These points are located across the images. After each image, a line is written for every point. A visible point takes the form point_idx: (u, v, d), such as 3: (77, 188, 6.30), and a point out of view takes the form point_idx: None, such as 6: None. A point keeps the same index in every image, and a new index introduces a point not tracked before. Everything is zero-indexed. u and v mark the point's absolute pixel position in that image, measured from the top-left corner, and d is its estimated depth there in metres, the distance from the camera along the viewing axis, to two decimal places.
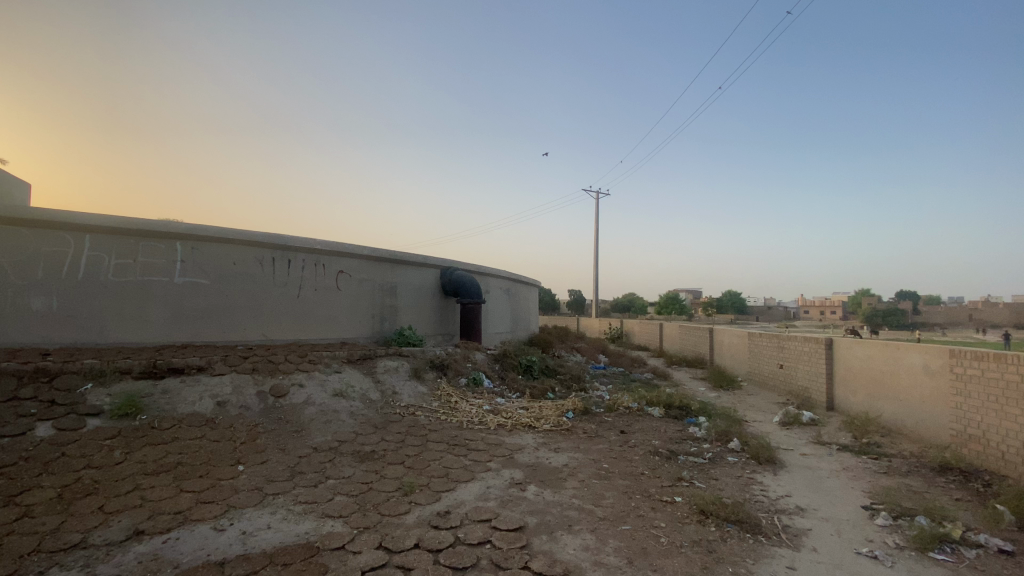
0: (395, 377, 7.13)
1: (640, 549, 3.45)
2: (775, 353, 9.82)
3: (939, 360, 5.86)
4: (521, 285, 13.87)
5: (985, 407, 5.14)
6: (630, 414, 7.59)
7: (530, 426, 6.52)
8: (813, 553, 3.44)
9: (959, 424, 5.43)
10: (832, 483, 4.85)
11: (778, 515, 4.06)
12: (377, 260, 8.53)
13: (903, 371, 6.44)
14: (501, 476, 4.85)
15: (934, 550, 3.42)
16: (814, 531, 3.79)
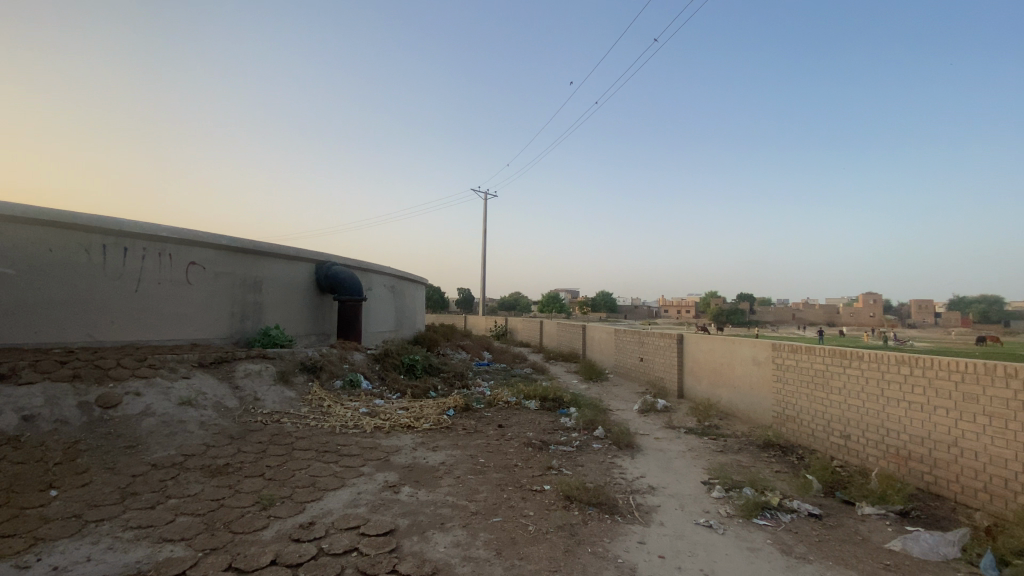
0: (258, 381, 6.52)
1: (509, 539, 3.55)
2: (637, 347, 10.79)
3: (763, 352, 6.88)
4: (405, 282, 13.54)
5: (798, 391, 6.15)
6: (508, 409, 7.80)
7: (409, 426, 6.39)
8: (661, 527, 3.82)
9: (780, 406, 6.44)
10: (679, 462, 5.45)
11: (633, 495, 4.45)
12: (238, 252, 7.73)
13: (736, 361, 7.46)
14: (373, 480, 4.67)
15: (757, 516, 3.99)
16: (662, 507, 4.21)
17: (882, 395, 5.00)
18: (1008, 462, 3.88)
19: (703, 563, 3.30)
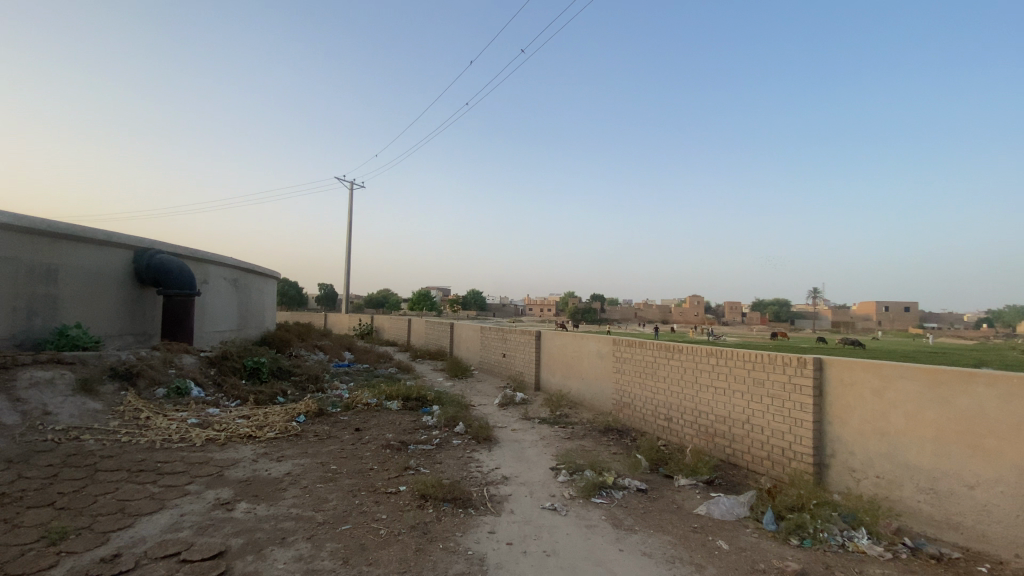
0: (48, 392, 5.34)
1: (357, 546, 3.41)
2: (499, 344, 11.17)
3: (607, 346, 7.60)
4: (253, 276, 12.25)
5: (633, 380, 6.92)
6: (367, 411, 7.51)
7: (250, 436, 5.78)
8: (510, 515, 4.00)
9: (619, 394, 7.18)
10: (531, 452, 5.77)
11: (487, 487, 4.60)
12: (22, 232, 6.25)
13: (585, 355, 8.15)
14: (202, 499, 4.13)
15: (595, 496, 4.39)
16: (513, 495, 4.42)
17: (697, 382, 5.86)
18: (782, 433, 4.82)
19: (546, 544, 3.53)
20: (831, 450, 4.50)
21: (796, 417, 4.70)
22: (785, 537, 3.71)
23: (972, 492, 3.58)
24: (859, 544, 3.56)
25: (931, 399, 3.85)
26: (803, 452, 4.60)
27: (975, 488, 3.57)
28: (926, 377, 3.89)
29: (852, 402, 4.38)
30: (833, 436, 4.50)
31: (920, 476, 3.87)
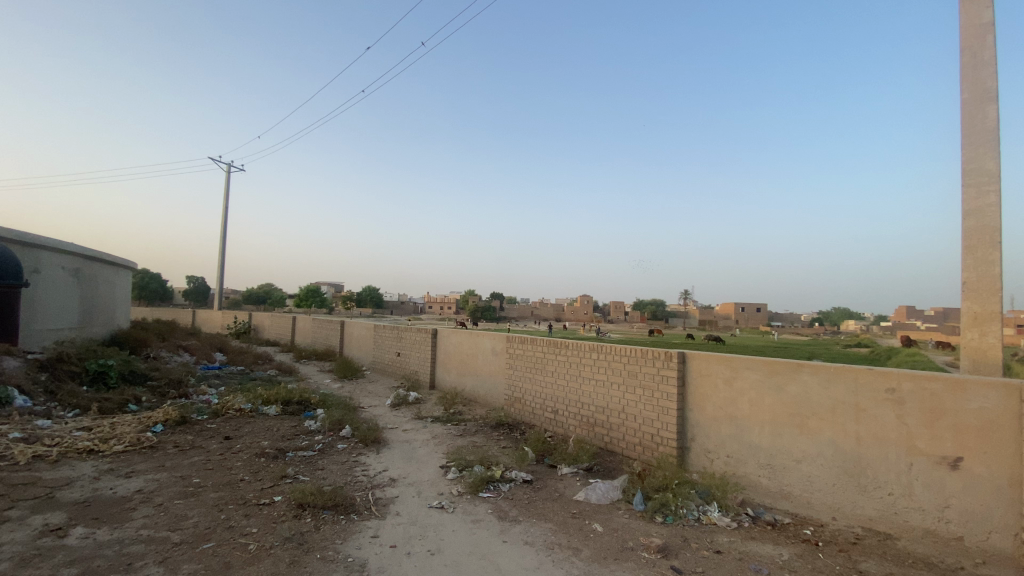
0: None
1: (221, 565, 3.10)
2: (393, 342, 10.87)
3: (500, 344, 7.75)
4: (101, 266, 10.59)
5: (524, 376, 7.14)
6: (240, 417, 6.86)
7: (91, 451, 4.99)
8: (396, 517, 3.91)
9: (510, 390, 7.37)
10: (421, 451, 5.70)
11: (372, 490, 4.45)
12: None
13: (479, 352, 8.23)
14: (20, 527, 3.47)
15: (482, 490, 4.46)
16: (400, 497, 4.33)
17: (582, 376, 6.21)
18: (653, 421, 5.29)
19: (431, 543, 3.51)
20: (692, 434, 5.04)
21: (664, 406, 5.19)
22: (651, 516, 4.08)
23: (798, 465, 4.23)
24: (711, 517, 4.04)
25: (769, 387, 4.47)
26: (670, 437, 5.10)
27: (799, 461, 4.22)
28: (766, 367, 4.51)
29: (709, 391, 4.94)
30: (694, 422, 5.04)
31: (760, 453, 4.49)
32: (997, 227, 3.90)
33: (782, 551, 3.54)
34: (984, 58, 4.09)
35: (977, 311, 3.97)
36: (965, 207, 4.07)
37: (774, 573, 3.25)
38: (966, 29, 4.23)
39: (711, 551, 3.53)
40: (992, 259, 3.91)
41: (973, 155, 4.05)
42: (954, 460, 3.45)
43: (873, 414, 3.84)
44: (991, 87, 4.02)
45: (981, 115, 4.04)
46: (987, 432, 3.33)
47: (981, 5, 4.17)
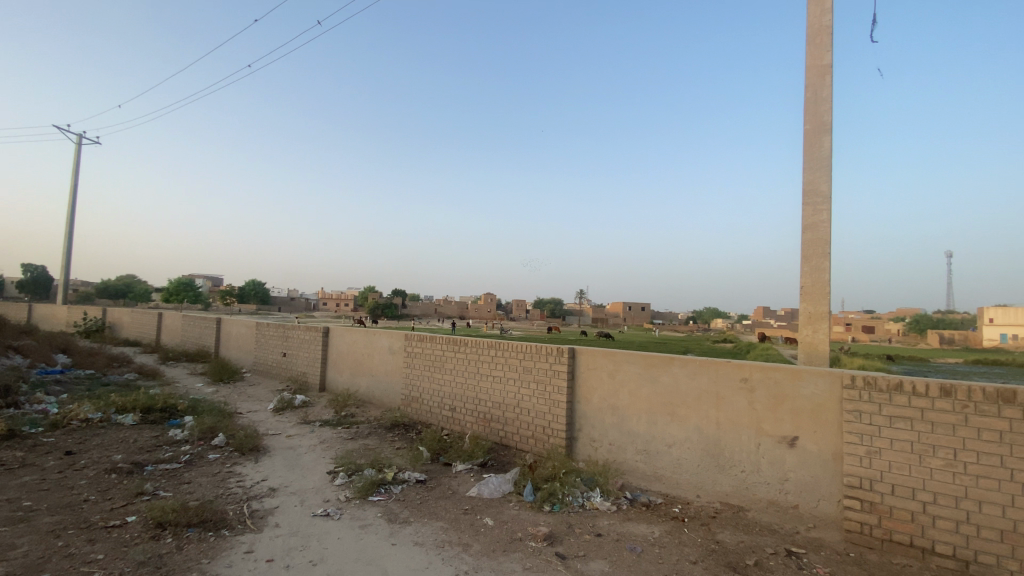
0: None
1: None
2: (280, 342, 10.10)
3: (397, 342, 7.56)
4: None
5: (421, 375, 7.03)
6: (87, 429, 5.94)
7: None
8: (274, 530, 3.64)
9: (407, 390, 7.22)
10: (307, 457, 5.36)
11: (248, 502, 4.10)
12: None
13: (375, 351, 7.95)
14: None
15: (372, 494, 4.32)
16: (280, 508, 4.04)
17: (478, 372, 6.27)
18: (544, 414, 5.50)
19: (313, 553, 3.33)
20: (580, 425, 5.32)
21: (555, 399, 5.42)
22: (539, 505, 4.25)
23: (670, 449, 4.65)
24: (594, 502, 4.31)
25: (647, 379, 4.87)
26: (560, 429, 5.34)
27: (671, 446, 4.65)
28: (645, 361, 4.91)
29: (595, 384, 5.25)
30: (581, 414, 5.33)
31: (638, 440, 4.87)
32: (827, 240, 4.61)
33: (654, 529, 3.88)
34: (821, 96, 4.81)
35: (811, 311, 4.67)
36: (805, 222, 4.76)
37: (646, 550, 3.55)
38: (808, 70, 4.94)
39: (593, 535, 3.76)
40: (823, 267, 4.61)
41: (812, 178, 4.75)
42: (791, 439, 4.02)
43: (731, 401, 4.35)
44: (825, 121, 4.74)
45: (818, 144, 4.75)
46: (816, 413, 3.92)
47: (820, 50, 4.90)
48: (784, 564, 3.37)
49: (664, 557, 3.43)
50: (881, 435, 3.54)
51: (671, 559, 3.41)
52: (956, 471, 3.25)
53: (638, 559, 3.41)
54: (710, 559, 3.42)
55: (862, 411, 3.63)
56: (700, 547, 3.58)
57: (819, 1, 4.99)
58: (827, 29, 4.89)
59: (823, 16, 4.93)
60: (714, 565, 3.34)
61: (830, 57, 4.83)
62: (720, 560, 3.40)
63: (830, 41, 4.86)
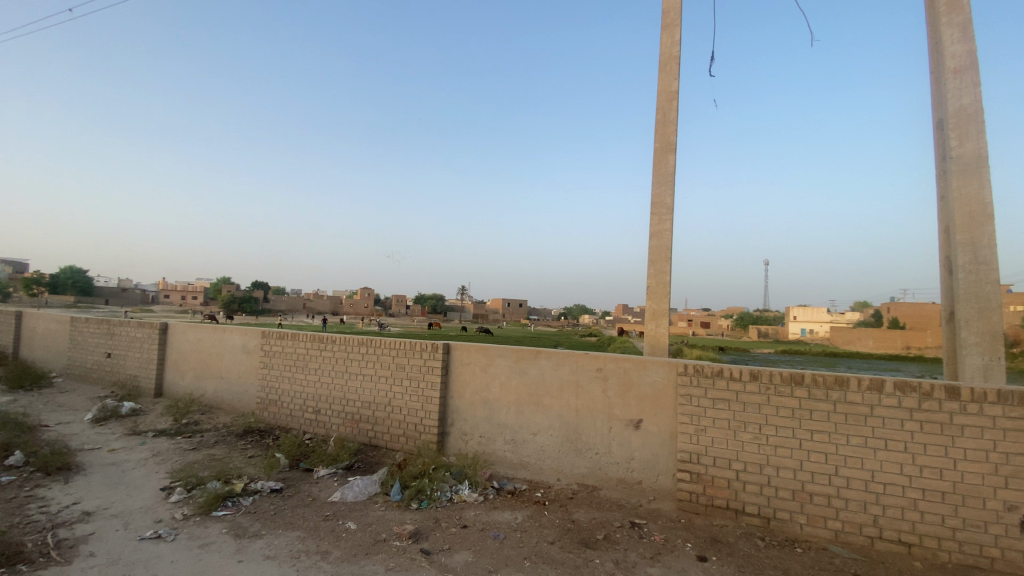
0: None
1: None
2: (102, 340, 8.57)
3: (254, 340, 6.88)
4: None
5: (281, 375, 6.49)
6: None
7: None
8: (88, 560, 3.10)
9: (264, 392, 6.61)
10: (135, 474, 4.64)
11: (52, 531, 3.42)
12: None
13: (226, 351, 7.14)
14: None
15: (217, 509, 3.89)
16: (97, 534, 3.44)
17: (346, 370, 5.97)
18: (415, 410, 5.44)
19: None
20: (451, 419, 5.37)
21: (426, 395, 5.39)
22: (407, 504, 4.19)
23: (534, 437, 4.91)
24: (462, 495, 4.38)
25: (515, 372, 5.08)
26: (431, 425, 5.32)
27: (536, 435, 4.91)
28: (514, 355, 5.11)
29: (466, 378, 5.34)
30: (453, 409, 5.37)
31: (506, 431, 5.06)
32: (670, 246, 5.22)
33: (518, 515, 4.06)
34: (669, 118, 5.43)
35: (657, 308, 5.25)
36: (654, 229, 5.33)
37: (509, 536, 3.70)
38: (659, 94, 5.54)
39: (459, 527, 3.82)
40: (667, 269, 5.22)
41: (660, 191, 5.34)
42: (637, 422, 4.49)
43: (588, 389, 4.72)
44: (672, 141, 5.36)
45: (666, 160, 5.35)
46: (658, 398, 4.43)
47: (669, 77, 5.52)
48: (628, 535, 3.75)
49: (525, 541, 3.61)
50: (706, 415, 4.12)
51: (532, 542, 3.60)
52: (760, 442, 3.91)
53: (500, 545, 3.54)
54: (566, 538, 3.68)
55: (693, 394, 4.19)
56: (558, 528, 3.83)
57: (669, 33, 5.61)
58: (675, 59, 5.52)
59: (672, 47, 5.56)
60: (569, 543, 3.60)
61: (677, 84, 5.47)
62: (575, 538, 3.68)
63: (677, 70, 5.50)
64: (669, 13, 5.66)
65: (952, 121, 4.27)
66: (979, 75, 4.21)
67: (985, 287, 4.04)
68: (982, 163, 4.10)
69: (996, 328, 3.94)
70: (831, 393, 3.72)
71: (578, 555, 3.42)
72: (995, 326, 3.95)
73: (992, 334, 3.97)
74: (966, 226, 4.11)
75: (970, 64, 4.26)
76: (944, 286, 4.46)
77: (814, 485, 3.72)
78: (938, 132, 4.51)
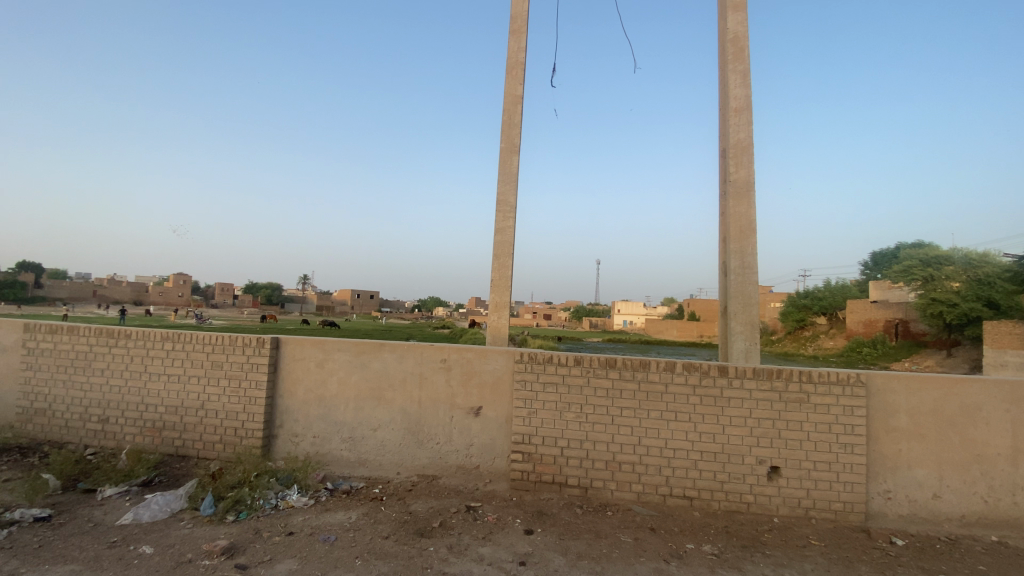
0: None
1: None
2: None
3: (10, 336, 5.42)
4: None
5: (52, 379, 5.24)
6: None
7: None
8: None
9: (26, 400, 5.27)
10: None
11: None
12: None
13: None
14: None
15: None
16: None
17: (146, 371, 5.07)
18: (236, 413, 4.86)
19: None
20: (280, 421, 4.93)
21: (250, 395, 4.86)
22: (221, 517, 3.74)
23: (374, 433, 4.77)
24: (289, 501, 4.06)
25: (355, 366, 4.86)
26: (255, 428, 4.81)
27: (375, 430, 4.77)
28: (353, 349, 4.89)
29: (299, 375, 4.95)
30: (283, 409, 4.94)
31: (343, 429, 4.83)
32: (512, 242, 5.50)
33: (351, 514, 3.92)
34: (514, 121, 5.69)
35: (499, 300, 5.50)
36: (498, 225, 5.55)
37: (340, 537, 3.54)
38: (506, 97, 5.78)
39: (283, 535, 3.54)
40: (509, 264, 5.49)
41: (504, 189, 5.58)
42: (476, 409, 4.66)
43: (430, 381, 4.75)
44: (516, 143, 5.64)
45: (510, 161, 5.62)
46: (496, 385, 4.65)
47: (515, 82, 5.79)
48: (463, 520, 3.88)
49: (358, 540, 3.50)
50: (538, 399, 4.45)
51: (365, 539, 3.51)
52: (581, 420, 4.36)
53: (330, 548, 3.38)
54: (402, 530, 3.66)
55: (527, 380, 4.49)
56: (393, 522, 3.79)
57: (516, 39, 5.88)
58: (521, 65, 5.81)
59: (519, 53, 5.84)
60: (404, 535, 3.60)
61: (522, 89, 5.76)
62: (410, 529, 3.68)
63: (522, 76, 5.79)
64: (516, 19, 5.92)
65: (732, 151, 5.25)
66: (749, 117, 5.24)
67: (748, 286, 5.06)
68: (750, 187, 5.13)
69: (754, 319, 4.99)
70: (638, 374, 4.32)
71: (412, 546, 3.44)
72: (753, 318, 4.99)
73: (751, 324, 5.01)
74: (738, 238, 5.09)
75: (744, 106, 5.28)
76: (721, 284, 5.49)
77: (623, 454, 4.29)
78: (723, 160, 5.51)
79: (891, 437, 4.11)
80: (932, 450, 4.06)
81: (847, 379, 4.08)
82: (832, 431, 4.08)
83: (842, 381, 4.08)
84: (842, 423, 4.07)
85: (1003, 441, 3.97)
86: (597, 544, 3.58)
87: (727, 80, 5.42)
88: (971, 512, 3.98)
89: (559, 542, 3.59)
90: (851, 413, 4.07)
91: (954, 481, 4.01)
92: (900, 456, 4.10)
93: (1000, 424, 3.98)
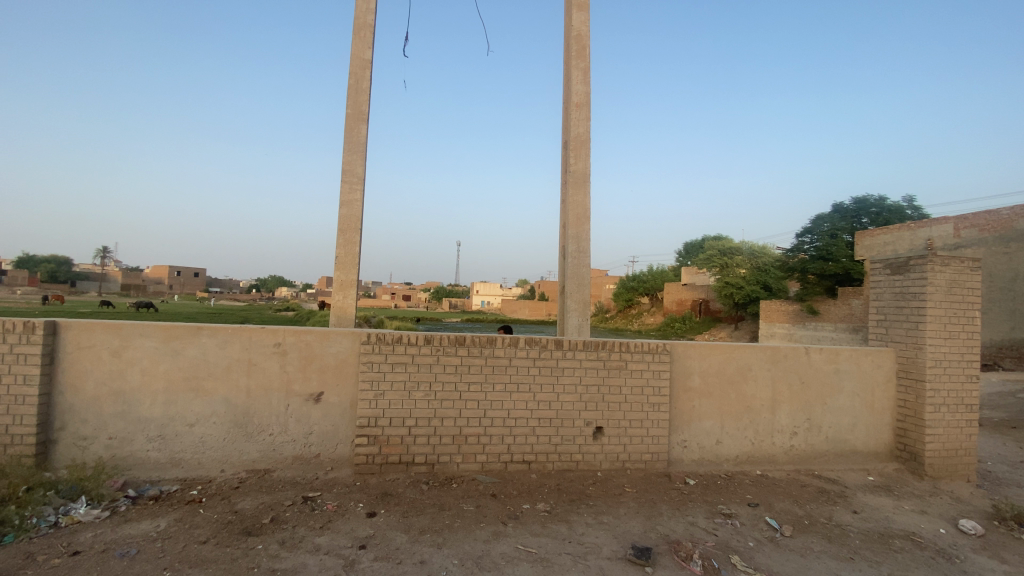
0: None
1: None
2: None
3: None
4: None
5: None
6: None
7: None
8: None
9: None
10: None
11: None
12: None
13: None
14: None
15: None
16: None
17: None
18: None
19: None
20: (61, 423, 4.06)
21: (16, 393, 3.90)
22: None
23: (191, 429, 4.21)
24: (75, 516, 3.38)
25: (165, 353, 4.20)
26: (23, 433, 3.89)
27: (193, 425, 4.21)
28: (162, 333, 4.20)
29: (89, 366, 4.12)
30: (65, 408, 4.07)
31: (150, 427, 4.16)
32: (358, 217, 5.22)
33: (160, 522, 3.42)
34: (362, 87, 5.36)
35: (344, 279, 5.18)
36: (344, 198, 5.22)
37: (144, 549, 3.07)
38: (353, 59, 5.40)
39: (65, 557, 2.94)
40: (355, 240, 5.21)
41: (350, 159, 5.25)
42: (317, 395, 4.39)
43: (262, 367, 4.32)
44: (364, 110, 5.32)
45: (357, 129, 5.29)
46: (339, 367, 4.43)
47: (363, 44, 5.43)
48: (298, 512, 3.65)
49: (168, 549, 3.08)
50: (384, 380, 4.34)
51: (177, 548, 3.10)
52: (429, 398, 4.39)
53: (130, 563, 2.91)
54: (224, 532, 3.31)
55: (374, 361, 4.34)
56: (214, 524, 3.41)
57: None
58: (369, 28, 5.47)
59: (367, 14, 5.49)
60: (227, 536, 3.26)
61: (370, 54, 5.43)
62: (235, 529, 3.35)
63: (371, 39, 5.46)
64: None
65: (573, 143, 5.65)
66: (588, 113, 5.69)
67: (582, 269, 5.57)
68: (587, 178, 5.60)
69: (586, 297, 5.51)
70: (484, 350, 4.48)
71: (237, 547, 3.13)
72: (585, 296, 5.52)
73: (583, 302, 5.53)
74: (574, 223, 5.54)
75: (584, 102, 5.72)
76: (559, 265, 5.94)
77: (468, 428, 4.45)
78: (565, 150, 5.91)
79: (688, 396, 4.92)
80: (717, 405, 4.97)
81: (658, 349, 4.76)
82: (646, 393, 4.74)
83: (653, 350, 4.75)
84: (652, 385, 4.75)
85: (764, 393, 5.04)
86: (440, 517, 3.67)
87: (571, 74, 5.79)
88: (741, 451, 4.99)
89: (402, 520, 3.60)
90: (660, 378, 4.77)
91: (731, 428, 4.98)
92: (694, 411, 4.93)
93: (764, 381, 5.04)
